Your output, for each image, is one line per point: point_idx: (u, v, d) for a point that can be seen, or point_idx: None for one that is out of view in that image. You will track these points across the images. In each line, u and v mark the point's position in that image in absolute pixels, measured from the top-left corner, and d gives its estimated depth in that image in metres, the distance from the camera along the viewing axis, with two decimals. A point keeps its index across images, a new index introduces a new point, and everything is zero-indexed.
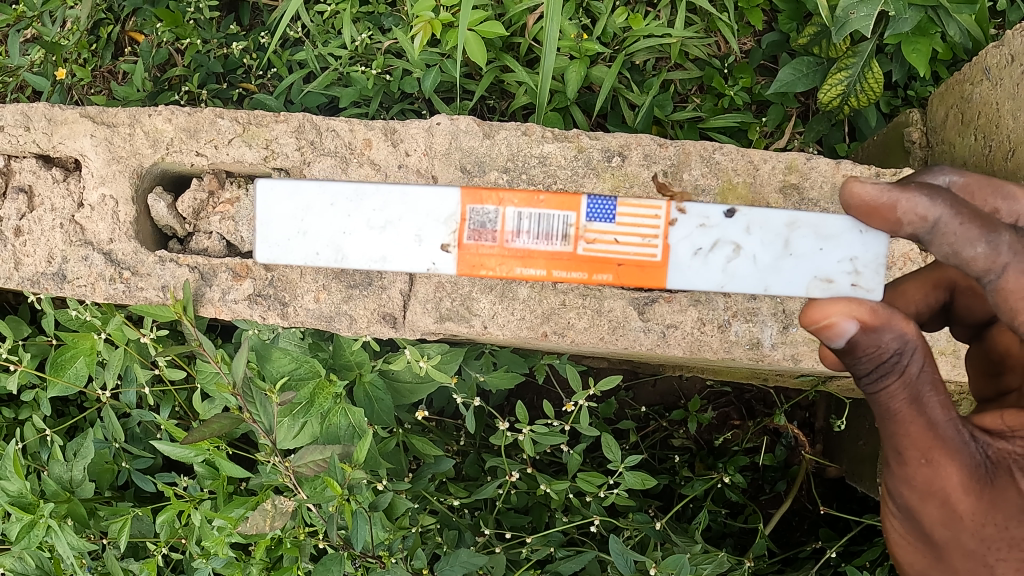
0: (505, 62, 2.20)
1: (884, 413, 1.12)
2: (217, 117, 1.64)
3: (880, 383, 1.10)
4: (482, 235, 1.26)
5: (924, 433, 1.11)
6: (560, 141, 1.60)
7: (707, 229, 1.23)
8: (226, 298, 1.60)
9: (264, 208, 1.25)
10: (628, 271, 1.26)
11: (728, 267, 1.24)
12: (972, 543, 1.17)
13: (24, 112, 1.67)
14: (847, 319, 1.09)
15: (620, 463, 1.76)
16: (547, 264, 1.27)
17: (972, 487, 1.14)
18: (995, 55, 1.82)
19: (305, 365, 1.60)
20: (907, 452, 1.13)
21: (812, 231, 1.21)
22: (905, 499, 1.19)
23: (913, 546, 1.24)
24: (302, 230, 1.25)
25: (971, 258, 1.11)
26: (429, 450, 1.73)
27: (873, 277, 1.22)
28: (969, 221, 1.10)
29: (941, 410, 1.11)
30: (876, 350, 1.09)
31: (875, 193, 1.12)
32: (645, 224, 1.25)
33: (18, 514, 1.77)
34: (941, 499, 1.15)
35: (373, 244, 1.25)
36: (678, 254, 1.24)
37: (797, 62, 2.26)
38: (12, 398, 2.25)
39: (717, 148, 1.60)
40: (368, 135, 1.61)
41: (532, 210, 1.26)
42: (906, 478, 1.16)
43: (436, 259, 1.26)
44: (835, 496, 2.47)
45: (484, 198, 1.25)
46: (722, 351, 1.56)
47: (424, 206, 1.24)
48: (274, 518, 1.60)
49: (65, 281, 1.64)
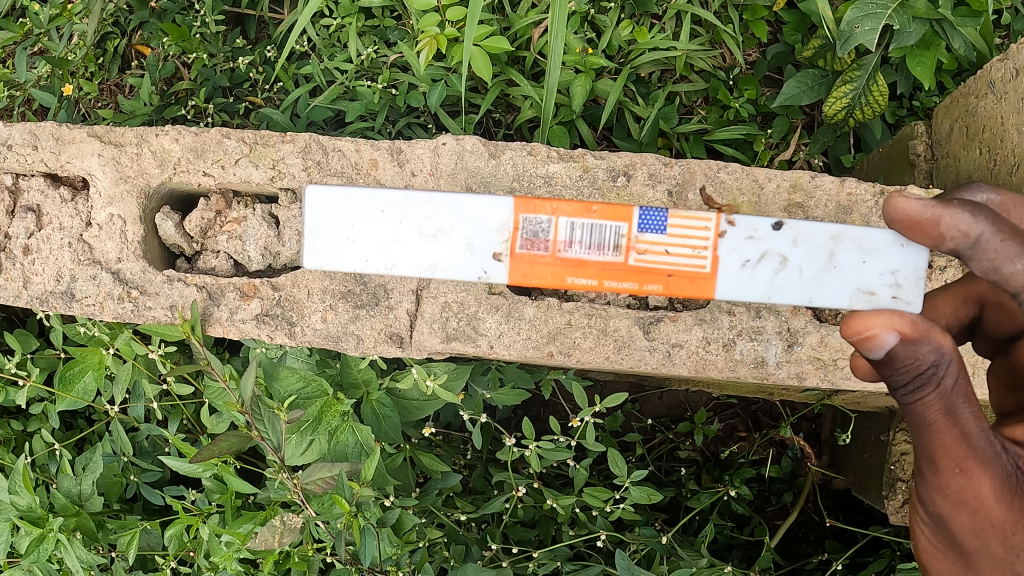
0: (510, 76, 2.21)
1: (918, 423, 1.12)
2: (224, 137, 1.64)
3: (915, 394, 1.11)
4: (536, 245, 1.23)
5: (957, 442, 1.11)
6: (566, 161, 1.60)
7: (755, 241, 1.22)
8: (234, 318, 1.61)
9: (314, 216, 1.21)
10: (677, 283, 1.23)
11: (776, 279, 1.22)
12: (1000, 551, 1.15)
13: (32, 132, 1.68)
14: (887, 330, 1.07)
15: (627, 478, 1.77)
16: (598, 275, 1.23)
17: (1004, 496, 1.13)
18: (1001, 68, 1.82)
19: (312, 383, 1.57)
20: (940, 461, 1.13)
21: (856, 244, 1.21)
22: (937, 508, 1.18)
23: (943, 554, 1.24)
24: (350, 237, 1.21)
25: (1011, 275, 1.12)
26: (437, 467, 1.73)
27: (913, 290, 1.22)
28: (1011, 238, 1.11)
29: (974, 420, 1.11)
30: (914, 360, 1.08)
31: (918, 209, 1.12)
32: (694, 236, 1.23)
33: (26, 529, 1.79)
34: (972, 508, 1.14)
35: (423, 252, 1.21)
36: (726, 266, 1.23)
37: (802, 75, 2.27)
38: (21, 411, 2.27)
39: (723, 166, 1.60)
40: (374, 156, 1.61)
41: (585, 220, 1.22)
42: (939, 487, 1.16)
43: (487, 267, 1.23)
44: (841, 507, 2.49)
45: (537, 208, 1.21)
46: (728, 370, 1.56)
47: (475, 215, 1.21)
48: (284, 534, 1.62)
49: (74, 299, 1.65)
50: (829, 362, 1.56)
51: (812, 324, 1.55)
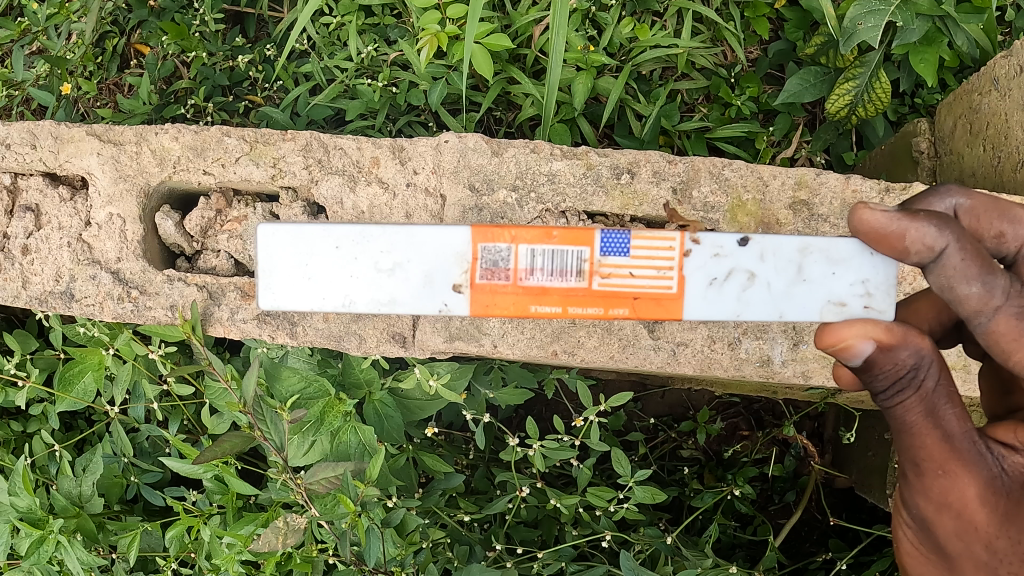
0: (511, 74, 2.20)
1: (899, 426, 1.11)
2: (224, 135, 1.62)
3: (896, 398, 1.09)
4: (496, 273, 1.15)
5: (939, 445, 1.09)
6: (570, 158, 1.59)
7: (721, 258, 1.14)
8: (235, 318, 1.59)
9: (267, 257, 1.13)
10: (643, 306, 1.16)
11: (744, 297, 1.14)
12: (983, 555, 1.15)
13: (30, 130, 1.67)
14: (863, 340, 1.05)
15: (630, 478, 1.75)
16: (563, 301, 1.17)
17: (988, 499, 1.12)
18: (1004, 65, 1.81)
19: (314, 383, 1.58)
20: (923, 463, 1.12)
21: (825, 255, 1.12)
22: (921, 510, 1.17)
23: (925, 556, 1.23)
24: (306, 276, 1.13)
25: (964, 296, 1.08)
26: (440, 467, 1.71)
27: (885, 299, 1.12)
28: (971, 257, 1.06)
29: (957, 421, 1.09)
30: (893, 366, 1.06)
31: (884, 222, 1.05)
32: (659, 256, 1.15)
33: (27, 530, 1.78)
34: (956, 510, 1.13)
35: (382, 288, 1.13)
36: (693, 285, 1.15)
37: (804, 71, 2.25)
38: (20, 412, 2.26)
39: (727, 163, 1.59)
40: (376, 154, 1.59)
41: (545, 247, 1.15)
42: (923, 490, 1.14)
43: (447, 299, 1.15)
44: (844, 506, 2.48)
45: (496, 236, 1.14)
46: (733, 369, 1.55)
47: (436, 246, 1.13)
48: (286, 536, 1.56)
49: (74, 299, 1.63)
50: (834, 360, 1.55)
51: (818, 323, 1.54)
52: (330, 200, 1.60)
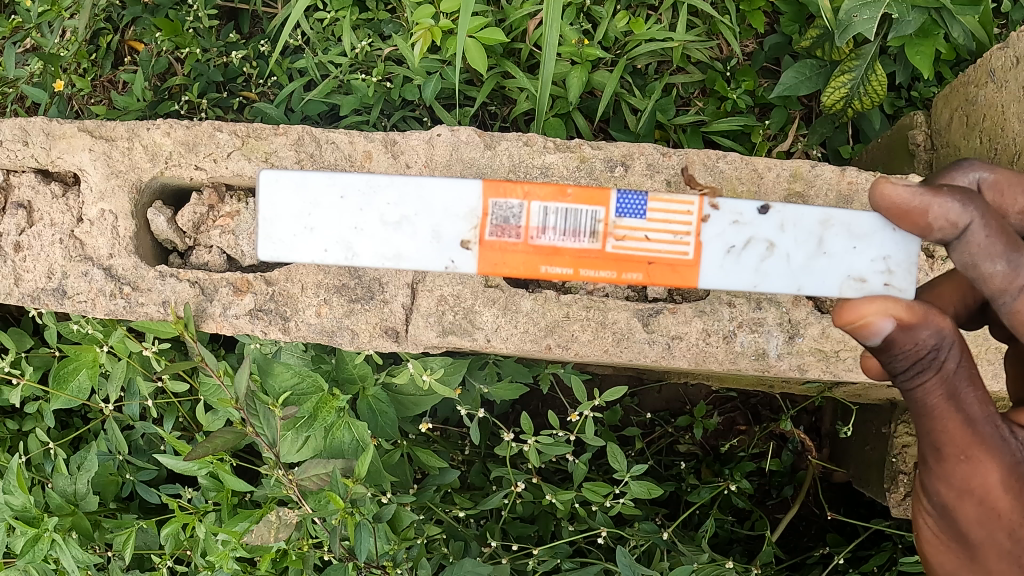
0: (506, 68, 2.19)
1: (919, 409, 1.08)
2: (216, 130, 1.60)
3: (916, 378, 1.07)
4: (506, 231, 1.15)
5: (962, 428, 1.06)
6: (563, 151, 1.58)
7: (740, 226, 1.14)
8: (227, 313, 1.56)
9: (269, 205, 1.14)
10: (658, 271, 1.15)
11: (761, 267, 1.14)
12: (1007, 542, 1.10)
13: (22, 127, 1.64)
14: (883, 317, 1.04)
15: (627, 473, 1.74)
16: (574, 263, 1.16)
17: (1012, 485, 1.09)
18: (1001, 57, 1.80)
19: (307, 379, 1.55)
20: (945, 448, 1.09)
21: (847, 229, 1.12)
22: (942, 498, 1.13)
23: (943, 547, 1.18)
24: (309, 225, 1.14)
25: (989, 275, 1.06)
26: (434, 463, 1.71)
27: (906, 277, 1.12)
28: (996, 235, 1.04)
29: (978, 405, 1.07)
30: (914, 345, 1.05)
31: (906, 196, 1.05)
32: (676, 220, 1.14)
33: (22, 528, 1.78)
34: (979, 496, 1.09)
35: (386, 241, 1.14)
36: (710, 253, 1.15)
37: (800, 64, 2.25)
38: (15, 411, 2.25)
39: (722, 156, 1.57)
40: (367, 148, 1.58)
41: (559, 205, 1.14)
42: (944, 476, 1.10)
43: (454, 256, 1.15)
44: (842, 501, 2.48)
45: (508, 191, 1.13)
46: (728, 363, 1.52)
47: (443, 201, 1.13)
48: (279, 529, 1.59)
49: (65, 296, 1.62)
50: (830, 353, 1.54)
51: (814, 316, 1.52)
52: None
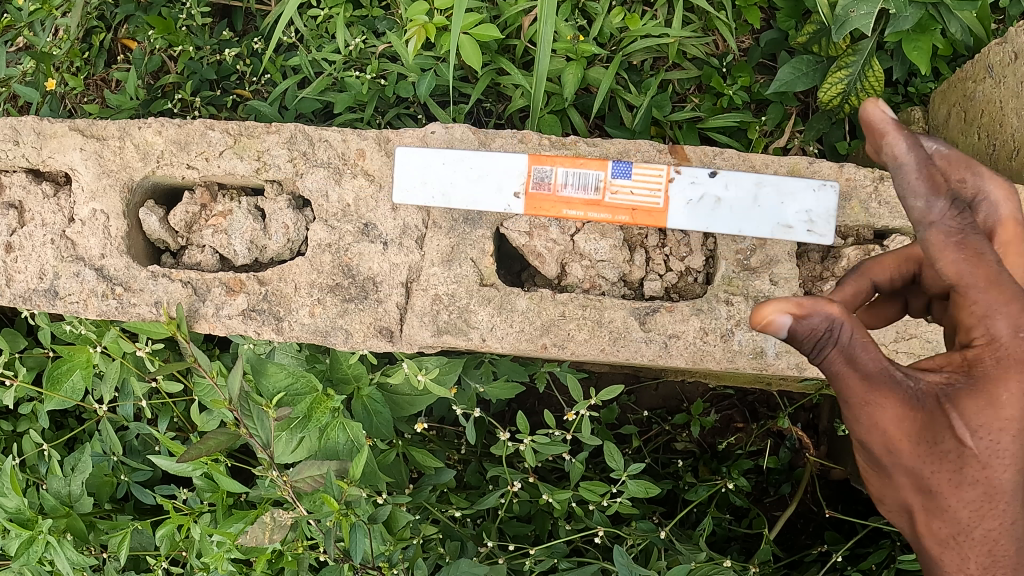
0: (500, 64, 2.18)
1: (824, 372, 1.09)
2: (208, 128, 1.57)
3: (815, 352, 1.07)
4: None
5: (859, 383, 1.06)
6: (558, 148, 1.54)
7: None
8: (219, 314, 1.53)
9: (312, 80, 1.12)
10: None
11: None
12: (924, 484, 1.10)
13: (12, 126, 1.62)
14: (776, 318, 1.03)
15: (624, 472, 1.73)
16: None
17: (918, 432, 1.07)
18: (999, 52, 1.79)
19: (301, 379, 1.53)
20: (850, 400, 1.09)
21: None
22: (864, 446, 1.14)
23: (881, 487, 1.19)
24: None
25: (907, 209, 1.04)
26: (430, 462, 1.70)
27: None
28: (933, 177, 1.02)
29: (877, 361, 1.06)
30: (809, 333, 1.05)
31: (877, 115, 1.02)
32: None
33: (16, 531, 1.77)
34: (891, 443, 1.09)
35: None
36: None
37: (797, 61, 2.25)
38: (9, 411, 2.24)
39: (717, 152, 1.51)
40: (361, 146, 1.52)
41: None
42: (859, 427, 1.11)
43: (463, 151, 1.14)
44: (839, 499, 2.48)
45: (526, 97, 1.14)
46: (725, 362, 1.49)
47: None
48: (274, 530, 1.57)
49: (58, 297, 1.58)
50: None
51: None
52: (314, 193, 1.55)
